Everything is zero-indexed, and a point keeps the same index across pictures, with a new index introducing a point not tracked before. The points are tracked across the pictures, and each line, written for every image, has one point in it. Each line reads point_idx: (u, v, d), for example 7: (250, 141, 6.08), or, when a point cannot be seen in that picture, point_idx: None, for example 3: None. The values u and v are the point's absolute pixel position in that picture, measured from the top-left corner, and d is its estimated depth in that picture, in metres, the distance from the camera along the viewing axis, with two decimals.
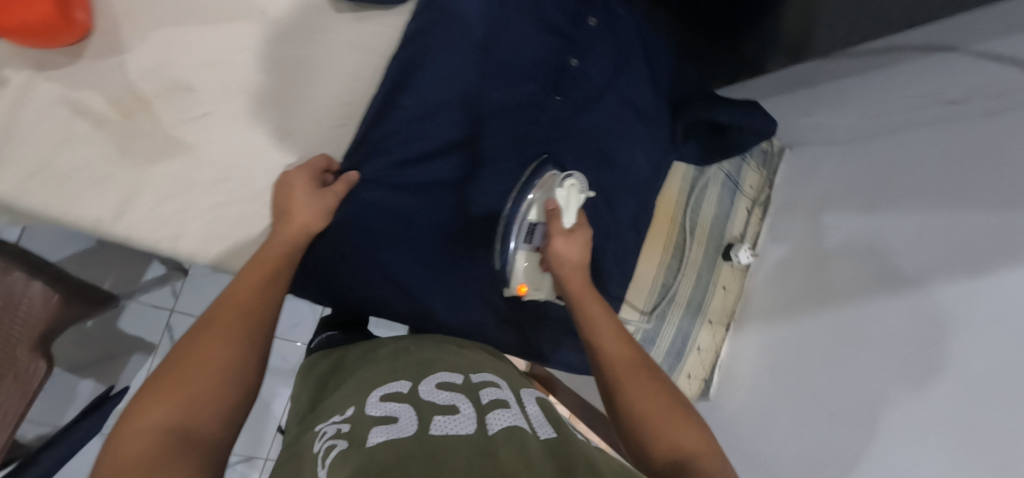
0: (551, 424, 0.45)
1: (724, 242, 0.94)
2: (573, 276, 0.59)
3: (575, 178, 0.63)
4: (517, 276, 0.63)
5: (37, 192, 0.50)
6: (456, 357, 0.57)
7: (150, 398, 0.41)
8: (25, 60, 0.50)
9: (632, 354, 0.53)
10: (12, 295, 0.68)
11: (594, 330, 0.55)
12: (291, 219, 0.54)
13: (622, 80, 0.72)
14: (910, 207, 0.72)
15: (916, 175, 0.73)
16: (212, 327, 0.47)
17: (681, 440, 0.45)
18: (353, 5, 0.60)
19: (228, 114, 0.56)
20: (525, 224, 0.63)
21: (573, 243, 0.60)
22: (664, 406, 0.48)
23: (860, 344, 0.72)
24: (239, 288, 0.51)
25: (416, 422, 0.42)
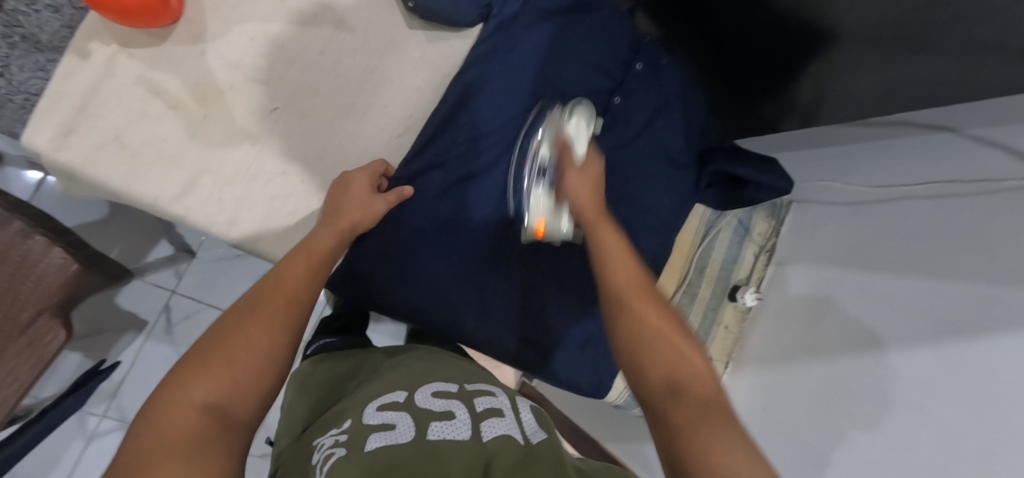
0: (540, 429, 0.48)
1: (731, 284, 0.99)
2: (588, 205, 0.56)
3: (579, 115, 0.64)
4: (534, 214, 0.62)
5: (104, 162, 0.52)
6: (452, 365, 0.59)
7: (190, 375, 0.39)
8: (113, 36, 0.53)
9: (639, 279, 0.51)
10: (29, 257, 0.66)
11: (604, 257, 0.52)
12: (342, 216, 0.56)
13: (659, 124, 0.77)
14: (903, 271, 0.75)
15: (904, 246, 0.76)
16: (256, 309, 0.45)
17: (681, 367, 0.44)
18: (424, 25, 0.65)
19: (295, 111, 0.58)
20: (540, 163, 0.63)
21: (585, 176, 0.58)
22: (663, 329, 0.47)
23: (852, 397, 0.75)
24: (285, 274, 0.49)
25: (414, 428, 0.44)
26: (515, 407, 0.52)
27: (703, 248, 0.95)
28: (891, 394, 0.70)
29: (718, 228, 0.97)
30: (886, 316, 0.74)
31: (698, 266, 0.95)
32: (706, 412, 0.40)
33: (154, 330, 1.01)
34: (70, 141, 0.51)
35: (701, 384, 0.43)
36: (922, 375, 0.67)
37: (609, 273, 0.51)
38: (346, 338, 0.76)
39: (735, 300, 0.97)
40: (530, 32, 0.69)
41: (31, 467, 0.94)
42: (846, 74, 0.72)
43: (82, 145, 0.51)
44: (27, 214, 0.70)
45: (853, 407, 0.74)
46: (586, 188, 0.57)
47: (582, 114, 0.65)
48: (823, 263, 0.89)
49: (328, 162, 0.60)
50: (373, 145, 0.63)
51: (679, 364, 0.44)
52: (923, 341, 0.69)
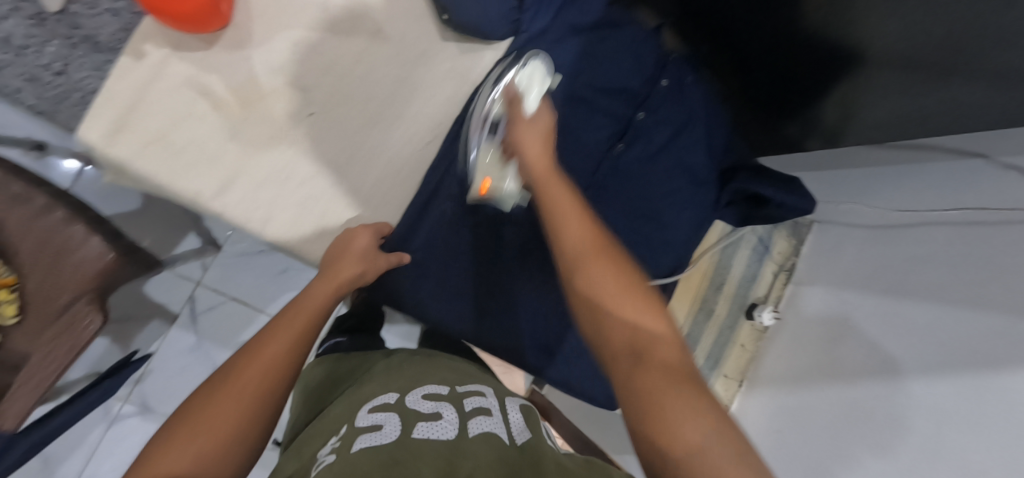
0: (527, 427, 0.50)
1: (748, 301, 1.00)
2: (537, 155, 0.56)
3: (535, 66, 0.65)
4: (481, 170, 0.62)
5: (149, 158, 0.55)
6: (443, 369, 0.61)
7: (160, 452, 0.41)
8: (165, 39, 0.55)
9: (596, 238, 0.51)
10: (69, 243, 0.70)
11: (556, 213, 0.52)
12: (337, 273, 0.56)
13: (681, 141, 0.77)
14: (927, 299, 0.74)
15: (928, 275, 0.76)
16: (230, 383, 0.45)
17: (640, 327, 0.46)
18: (457, 36, 0.67)
19: (330, 116, 0.61)
20: (492, 116, 0.63)
21: (534, 124, 0.58)
22: (621, 287, 0.47)
23: (865, 422, 0.75)
24: (268, 341, 0.49)
25: (400, 428, 0.46)
26: (504, 408, 0.54)
27: (719, 265, 0.98)
28: (912, 426, 0.69)
29: (736, 245, 0.99)
30: (914, 343, 0.73)
31: (716, 282, 0.98)
32: (668, 375, 0.42)
33: (179, 320, 1.04)
34: (119, 137, 0.54)
35: (663, 347, 0.45)
36: (954, 395, 0.66)
37: (565, 237, 0.51)
38: (357, 337, 0.81)
39: (752, 318, 0.97)
40: (559, 46, 0.71)
41: (56, 447, 0.98)
42: (873, 97, 0.72)
43: (131, 141, 0.54)
44: (69, 204, 0.72)
45: (867, 433, 0.74)
46: (535, 141, 0.57)
47: (539, 67, 0.65)
48: (845, 285, 0.88)
49: (361, 166, 0.63)
50: (402, 150, 0.65)
51: (643, 330, 0.45)
52: (953, 366, 0.67)
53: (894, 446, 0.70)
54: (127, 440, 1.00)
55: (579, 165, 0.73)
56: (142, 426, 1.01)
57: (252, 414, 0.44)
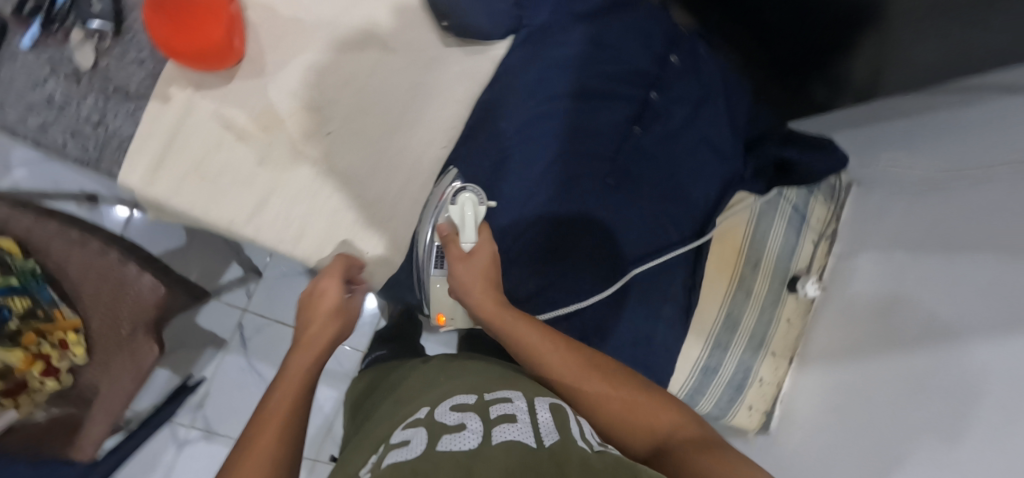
0: (557, 428, 0.46)
1: (789, 273, 0.89)
2: (485, 299, 0.60)
3: (469, 192, 0.67)
4: (434, 305, 0.69)
5: (188, 193, 0.58)
6: (474, 373, 0.61)
7: None
8: (187, 80, 0.57)
9: (574, 359, 0.55)
10: (126, 279, 0.76)
11: (531, 351, 0.55)
12: (311, 335, 0.52)
13: (702, 116, 0.76)
14: (985, 253, 0.68)
15: (987, 225, 0.70)
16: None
17: (657, 422, 0.49)
18: (459, 42, 0.66)
19: (347, 132, 0.62)
20: (434, 253, 0.68)
21: (471, 268, 0.62)
22: (620, 396, 0.52)
23: (932, 388, 0.70)
24: (264, 423, 0.42)
25: (426, 442, 0.46)
26: (534, 410, 0.50)
27: (755, 238, 0.84)
28: (977, 386, 0.64)
29: (774, 216, 0.85)
30: (972, 299, 0.68)
31: (752, 259, 0.84)
32: (700, 447, 0.46)
33: (229, 345, 1.07)
34: (157, 176, 0.57)
35: (679, 427, 0.49)
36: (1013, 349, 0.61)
37: (550, 376, 0.54)
38: (395, 346, 0.84)
39: (795, 291, 0.88)
40: (564, 37, 0.70)
41: (133, 471, 1.04)
42: (902, 54, 0.67)
43: (168, 178, 0.57)
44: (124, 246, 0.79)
45: (930, 400, 0.69)
46: (478, 286, 0.61)
47: (474, 191, 0.68)
48: (899, 248, 0.83)
49: (383, 175, 0.64)
50: (417, 158, 0.66)
51: (656, 419, 0.50)
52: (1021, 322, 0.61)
53: (953, 415, 0.66)
54: (197, 463, 1.06)
55: (601, 152, 0.73)
56: (208, 449, 1.06)
57: None
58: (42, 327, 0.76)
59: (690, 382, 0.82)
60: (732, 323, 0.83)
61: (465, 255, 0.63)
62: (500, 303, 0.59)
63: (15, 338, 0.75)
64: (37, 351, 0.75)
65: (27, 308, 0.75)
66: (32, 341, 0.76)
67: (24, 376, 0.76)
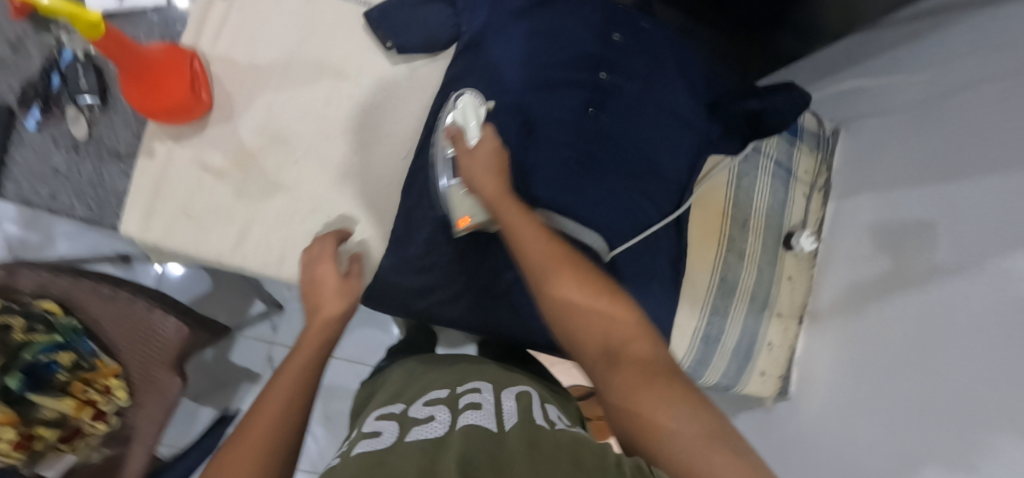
0: (517, 414, 0.48)
1: (784, 230, 0.87)
2: (487, 183, 0.57)
3: (469, 96, 0.66)
4: (457, 208, 0.62)
5: (179, 232, 0.64)
6: (451, 369, 0.62)
7: None
8: (166, 134, 0.64)
9: (557, 253, 0.52)
10: (156, 323, 0.85)
11: (517, 232, 0.53)
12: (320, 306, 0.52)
13: (656, 87, 0.77)
14: (982, 173, 0.64)
15: (977, 145, 0.65)
16: (234, 448, 0.38)
17: (611, 329, 0.46)
18: (405, 57, 0.71)
19: (313, 157, 0.68)
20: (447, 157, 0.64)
21: (477, 157, 0.58)
22: (589, 295, 0.49)
23: (946, 327, 0.66)
24: (271, 390, 0.42)
25: (396, 433, 0.48)
26: (499, 400, 0.52)
27: (739, 198, 0.84)
28: (994, 319, 0.60)
29: (754, 173, 0.85)
30: (970, 227, 0.64)
31: (740, 221, 0.84)
32: (645, 369, 0.43)
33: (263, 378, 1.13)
34: (151, 221, 0.63)
35: (629, 335, 0.46)
36: (1017, 273, 0.58)
37: (526, 257, 0.52)
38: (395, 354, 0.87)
39: (792, 247, 0.86)
40: (505, 34, 0.72)
41: None
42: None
43: (162, 221, 0.64)
44: (155, 295, 0.89)
45: (958, 345, 0.64)
46: (486, 171, 0.57)
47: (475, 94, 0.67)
48: (889, 187, 0.78)
49: (352, 192, 0.68)
50: (384, 172, 0.69)
51: (614, 327, 0.46)
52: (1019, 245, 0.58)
53: (975, 355, 0.62)
54: None
55: (562, 138, 0.75)
56: None
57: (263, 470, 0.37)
58: (88, 376, 0.82)
59: (693, 353, 0.81)
60: (727, 288, 0.82)
61: (470, 147, 0.60)
62: (499, 190, 0.56)
63: (65, 387, 0.81)
64: (86, 397, 0.81)
65: (71, 361, 0.81)
66: (80, 389, 0.81)
67: (77, 422, 0.82)
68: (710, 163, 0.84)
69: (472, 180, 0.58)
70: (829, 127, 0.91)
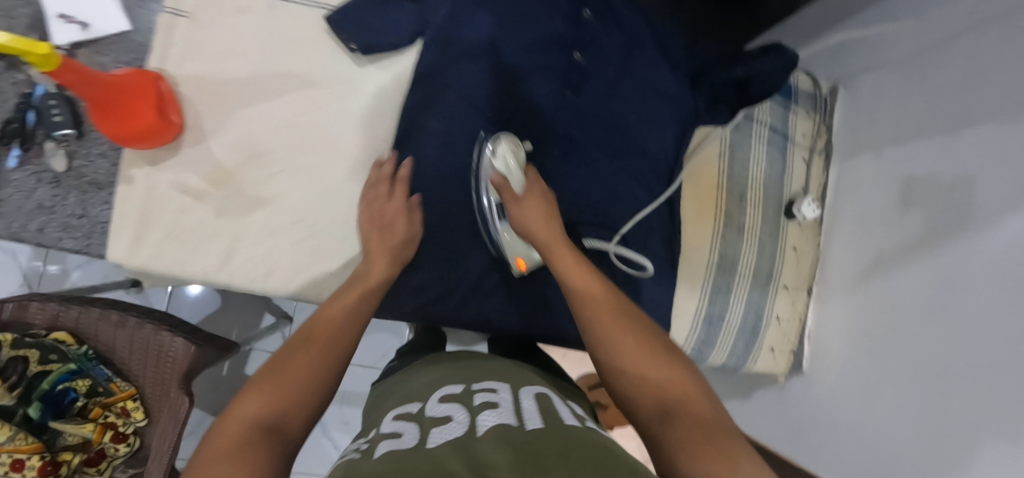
0: (539, 414, 0.44)
1: (784, 199, 0.83)
2: (538, 230, 0.60)
3: (504, 140, 0.67)
4: (510, 252, 0.68)
5: (164, 255, 0.64)
6: (459, 367, 0.59)
7: (249, 391, 0.44)
8: (142, 159, 0.64)
9: (606, 298, 0.52)
10: (165, 345, 0.86)
11: (566, 276, 0.55)
12: (390, 235, 0.62)
13: (635, 62, 0.76)
14: (994, 120, 0.60)
15: (983, 89, 0.61)
16: (306, 345, 0.49)
17: (663, 383, 0.44)
18: (371, 57, 0.71)
19: (290, 168, 0.67)
20: (494, 205, 0.67)
21: (527, 207, 0.62)
22: (643, 345, 0.48)
23: (959, 285, 0.62)
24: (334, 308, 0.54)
25: (416, 436, 0.43)
26: (516, 398, 0.49)
27: (734, 170, 0.80)
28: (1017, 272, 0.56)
29: (748, 142, 0.82)
30: (983, 177, 0.60)
31: (737, 193, 0.80)
32: (702, 427, 0.40)
33: None
34: (137, 246, 0.63)
35: (688, 397, 0.43)
36: None
37: (574, 298, 0.52)
38: None
39: (794, 216, 0.82)
40: (472, 24, 0.71)
41: None
42: None
43: (148, 246, 0.64)
44: (168, 319, 0.91)
45: (974, 303, 0.60)
46: (537, 219, 0.61)
47: (510, 138, 0.69)
48: (891, 143, 0.74)
49: (330, 200, 0.68)
50: (361, 175, 0.69)
51: (667, 383, 0.45)
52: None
53: (996, 312, 0.57)
54: None
55: (541, 125, 0.74)
56: None
57: (325, 363, 0.48)
58: (106, 401, 0.85)
59: (697, 334, 0.80)
60: (728, 265, 0.79)
61: (518, 196, 0.63)
62: (552, 238, 0.59)
63: (85, 415, 0.85)
64: (104, 421, 0.85)
65: (89, 387, 0.84)
66: (99, 414, 0.85)
67: (100, 446, 0.85)
68: (700, 134, 0.81)
69: (523, 226, 0.61)
70: (825, 86, 0.86)
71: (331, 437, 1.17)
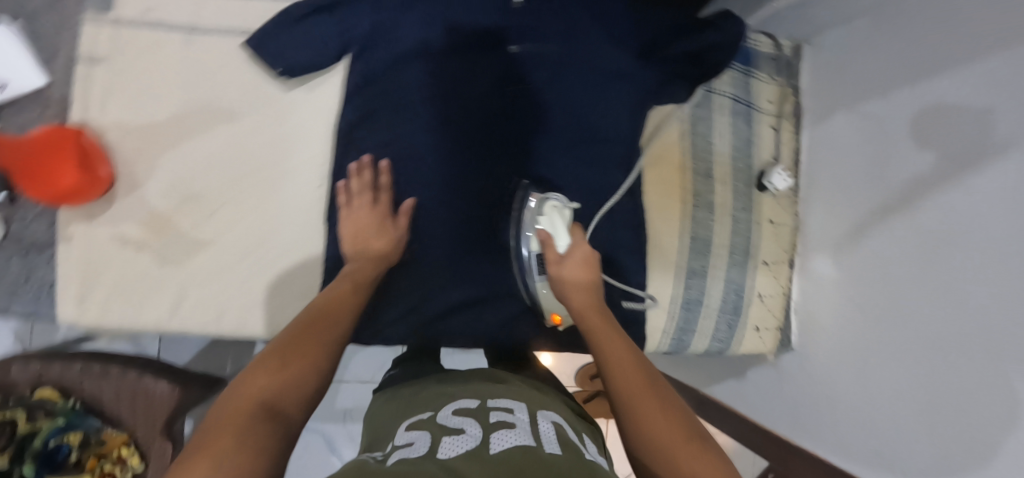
0: (555, 440, 0.46)
1: (755, 171, 0.79)
2: (577, 295, 0.61)
3: (553, 198, 0.68)
4: (546, 308, 0.70)
5: (114, 310, 0.63)
6: (474, 383, 0.60)
7: (252, 373, 0.46)
8: (77, 215, 0.63)
9: (639, 370, 0.50)
10: (149, 389, 0.83)
11: (600, 344, 0.54)
12: (381, 241, 0.65)
13: (577, 44, 0.70)
14: (969, 63, 0.55)
15: (957, 30, 0.57)
16: (303, 336, 0.51)
17: (690, 465, 0.40)
18: (299, 80, 0.69)
19: (229, 206, 0.66)
20: (534, 260, 0.68)
21: (569, 268, 0.64)
22: (673, 422, 0.44)
23: (942, 246, 0.58)
24: (327, 301, 0.57)
25: (427, 445, 0.45)
26: (534, 421, 0.51)
27: (698, 147, 0.77)
28: (999, 225, 0.52)
29: (710, 117, 0.78)
30: (954, 128, 0.56)
31: (703, 171, 0.77)
32: None
33: None
34: (85, 304, 0.62)
35: None
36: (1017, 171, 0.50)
37: (607, 371, 0.51)
38: None
39: (766, 188, 0.78)
40: (399, 30, 0.66)
41: None
42: None
43: (96, 302, 0.63)
44: (149, 362, 0.88)
45: (958, 263, 0.56)
46: (578, 284, 0.62)
47: (557, 197, 0.69)
48: (865, 97, 0.69)
49: (275, 233, 0.67)
50: (302, 204, 0.67)
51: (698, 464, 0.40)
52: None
53: (982, 271, 0.53)
54: None
55: (486, 127, 0.71)
56: None
57: (322, 353, 0.51)
58: (101, 451, 0.82)
59: (675, 321, 0.76)
60: (701, 247, 0.75)
61: (559, 259, 0.65)
62: (594, 304, 0.60)
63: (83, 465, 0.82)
64: (101, 472, 0.81)
65: (82, 440, 0.82)
66: (95, 464, 0.82)
67: None
68: (655, 116, 0.78)
69: (562, 289, 0.63)
70: (786, 47, 0.82)
71: (340, 455, 1.13)
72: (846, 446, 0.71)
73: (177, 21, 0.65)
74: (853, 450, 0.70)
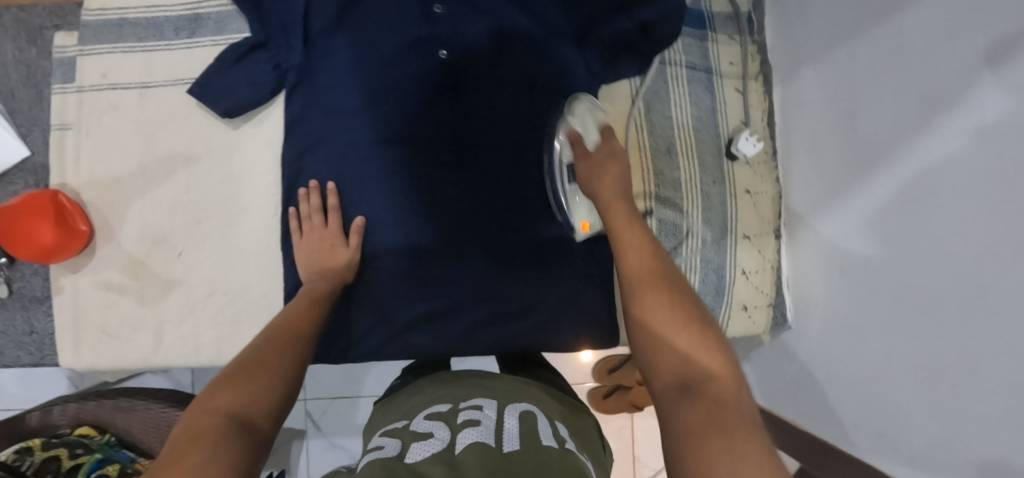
0: (519, 435, 0.45)
1: (723, 140, 0.74)
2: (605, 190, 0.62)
3: (585, 97, 0.68)
4: (575, 214, 0.68)
5: (104, 352, 0.68)
6: (456, 385, 0.60)
7: (218, 390, 0.46)
8: (64, 268, 0.69)
9: (656, 268, 0.52)
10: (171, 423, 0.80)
11: (619, 241, 0.56)
12: (335, 261, 0.67)
13: (505, 40, 0.69)
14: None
15: None
16: (268, 353, 0.52)
17: (692, 355, 0.43)
18: (245, 117, 0.72)
19: (195, 244, 0.70)
20: (563, 161, 0.68)
21: (595, 166, 0.64)
22: (679, 316, 0.47)
23: (923, 198, 0.51)
24: (290, 318, 0.59)
25: (396, 449, 0.45)
26: (501, 417, 0.49)
27: (654, 124, 0.73)
28: (982, 170, 0.45)
29: (664, 90, 0.74)
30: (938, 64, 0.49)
31: (663, 148, 0.72)
32: (716, 406, 0.38)
33: (307, 434, 1.13)
34: (79, 348, 0.68)
35: (714, 378, 0.41)
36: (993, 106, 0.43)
37: (625, 269, 0.53)
38: None
39: (735, 157, 0.72)
40: (328, 56, 0.68)
41: None
42: None
43: (88, 347, 0.68)
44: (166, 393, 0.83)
45: (942, 217, 0.49)
46: (604, 178, 0.63)
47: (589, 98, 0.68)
48: (832, 45, 0.63)
49: (238, 265, 0.70)
50: (260, 234, 0.70)
51: (701, 357, 0.43)
52: (1001, 57, 0.42)
53: (968, 223, 0.47)
54: None
55: (425, 134, 0.70)
56: None
57: (286, 368, 0.51)
58: None
59: None
60: (670, 229, 0.71)
61: (587, 153, 0.65)
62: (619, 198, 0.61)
63: None
64: None
65: (120, 470, 0.80)
66: None
67: None
68: (605, 97, 0.74)
69: (590, 186, 0.63)
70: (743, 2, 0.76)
71: None
72: (851, 428, 0.64)
73: (130, 80, 0.70)
74: (862, 435, 0.63)
